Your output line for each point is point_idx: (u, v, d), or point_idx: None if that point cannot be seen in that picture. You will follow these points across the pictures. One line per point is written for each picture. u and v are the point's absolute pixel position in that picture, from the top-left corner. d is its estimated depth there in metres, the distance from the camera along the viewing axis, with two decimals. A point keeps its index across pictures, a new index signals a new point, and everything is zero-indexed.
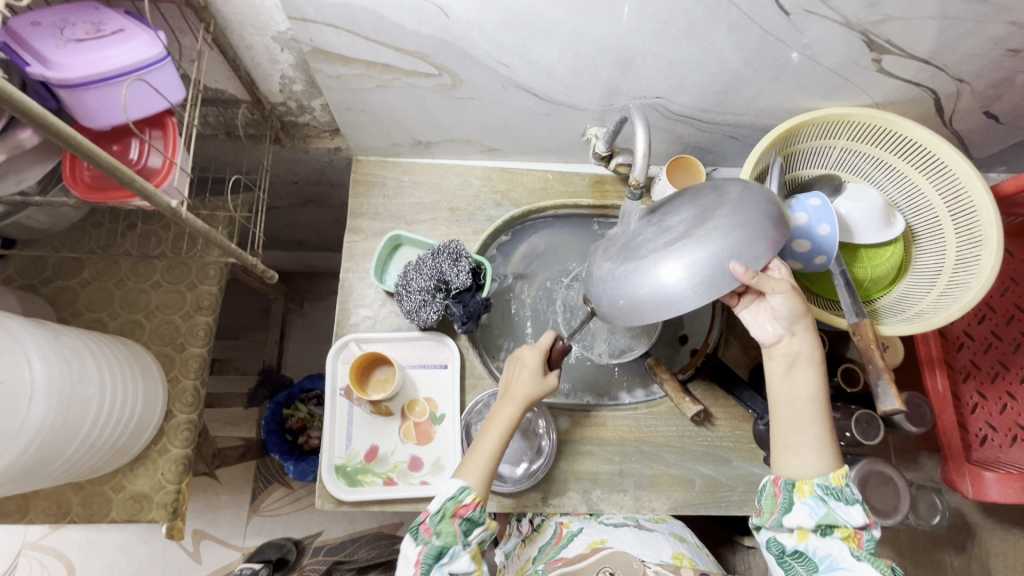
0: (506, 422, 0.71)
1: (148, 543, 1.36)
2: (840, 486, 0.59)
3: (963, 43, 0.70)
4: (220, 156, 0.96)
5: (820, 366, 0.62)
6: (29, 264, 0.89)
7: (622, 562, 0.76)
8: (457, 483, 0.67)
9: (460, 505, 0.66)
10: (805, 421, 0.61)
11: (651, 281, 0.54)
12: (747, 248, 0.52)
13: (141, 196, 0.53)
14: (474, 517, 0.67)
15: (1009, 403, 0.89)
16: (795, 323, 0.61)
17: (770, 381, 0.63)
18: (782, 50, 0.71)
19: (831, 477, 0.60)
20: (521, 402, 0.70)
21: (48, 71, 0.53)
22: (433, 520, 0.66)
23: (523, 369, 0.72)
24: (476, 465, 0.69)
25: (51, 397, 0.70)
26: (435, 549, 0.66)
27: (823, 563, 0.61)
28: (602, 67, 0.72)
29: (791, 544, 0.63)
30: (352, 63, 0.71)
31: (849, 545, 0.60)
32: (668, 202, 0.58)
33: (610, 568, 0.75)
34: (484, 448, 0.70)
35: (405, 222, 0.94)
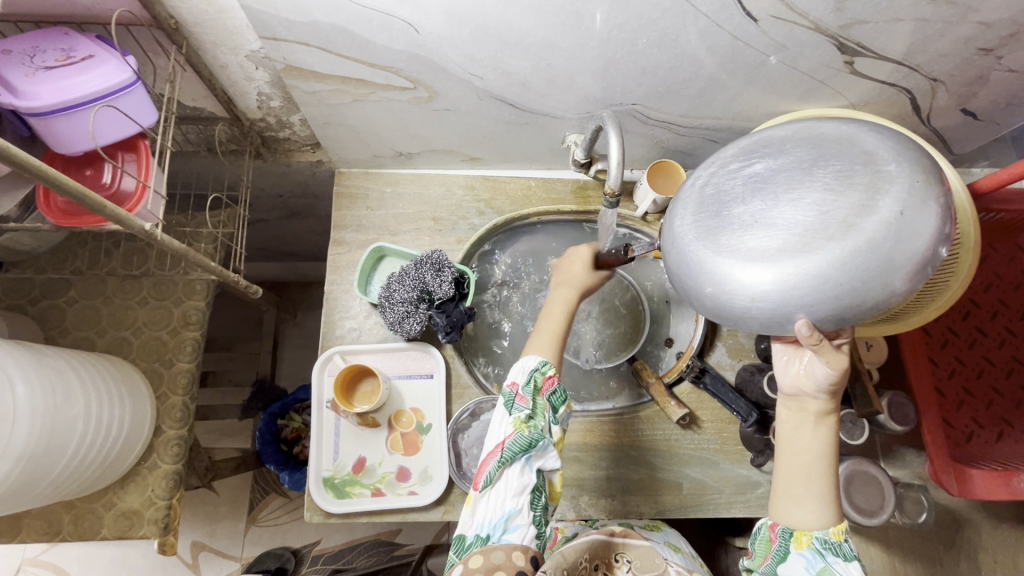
0: (565, 305, 0.73)
1: (147, 556, 1.37)
2: (839, 541, 0.59)
3: (934, 44, 0.70)
4: (204, 172, 0.97)
5: (834, 425, 0.62)
6: (16, 285, 0.90)
7: (643, 554, 0.73)
8: (535, 358, 0.68)
9: (544, 378, 0.67)
10: (812, 475, 0.61)
11: (779, 281, 0.49)
12: (901, 257, 0.47)
13: (114, 219, 0.54)
14: (558, 395, 0.67)
15: (995, 399, 0.89)
16: (825, 390, 0.61)
17: (780, 429, 0.65)
18: (754, 55, 0.71)
19: (830, 531, 0.60)
20: (577, 288, 0.73)
21: (17, 101, 0.54)
22: (525, 390, 0.66)
23: (576, 261, 0.75)
24: (545, 342, 0.70)
25: (35, 418, 0.71)
26: (526, 439, 0.63)
27: None
28: (575, 76, 0.73)
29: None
30: (327, 79, 0.71)
31: None
32: (802, 171, 0.48)
33: (629, 556, 0.73)
34: (549, 326, 0.71)
35: (389, 233, 0.95)
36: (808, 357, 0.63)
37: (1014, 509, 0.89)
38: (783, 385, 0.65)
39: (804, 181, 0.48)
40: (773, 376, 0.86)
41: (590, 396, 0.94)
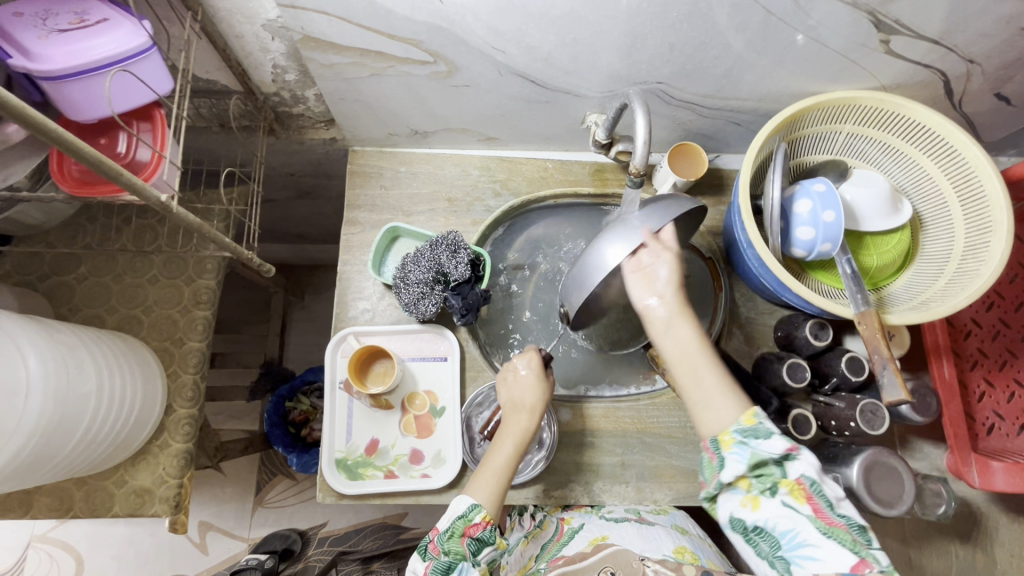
0: (519, 432, 0.70)
1: (155, 535, 1.37)
2: (752, 426, 0.59)
3: (974, 23, 0.67)
4: (216, 148, 0.95)
5: (692, 318, 0.65)
6: (26, 260, 0.89)
7: (622, 562, 0.69)
8: (467, 501, 0.65)
9: (470, 524, 0.64)
10: (701, 372, 0.63)
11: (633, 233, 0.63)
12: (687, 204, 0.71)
13: (129, 188, 0.52)
14: (485, 537, 0.63)
15: (1017, 391, 0.87)
16: (671, 285, 0.63)
17: (656, 342, 0.65)
18: (786, 32, 0.69)
19: (743, 420, 0.60)
20: (532, 411, 0.71)
21: (30, 64, 0.52)
22: (441, 537, 0.64)
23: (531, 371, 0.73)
24: (487, 483, 0.67)
25: (48, 393, 0.70)
26: (444, 564, 0.63)
27: (786, 537, 0.57)
28: (600, 52, 0.70)
29: (750, 520, 0.59)
30: (345, 51, 0.69)
31: (796, 498, 0.57)
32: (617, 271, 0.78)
33: (611, 569, 0.69)
34: (493, 465, 0.68)
35: (403, 213, 0.93)
36: (642, 267, 0.63)
37: None
38: (635, 304, 0.65)
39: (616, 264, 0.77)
40: (795, 363, 0.81)
41: (605, 381, 0.92)
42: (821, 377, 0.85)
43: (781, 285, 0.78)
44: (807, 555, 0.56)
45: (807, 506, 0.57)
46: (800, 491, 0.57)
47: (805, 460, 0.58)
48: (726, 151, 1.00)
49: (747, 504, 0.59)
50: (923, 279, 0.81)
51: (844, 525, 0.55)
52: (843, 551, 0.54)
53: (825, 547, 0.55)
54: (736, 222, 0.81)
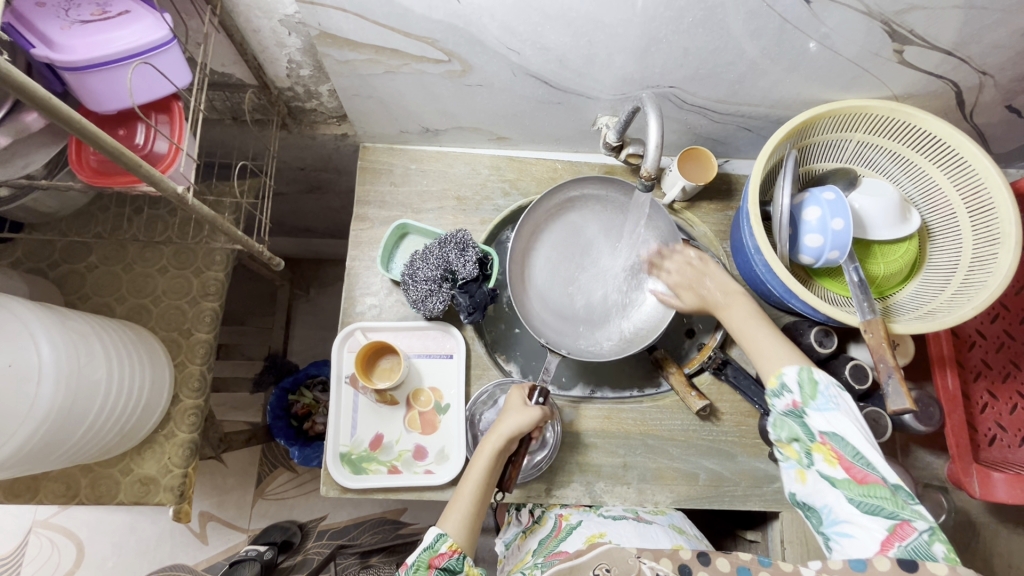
0: (487, 459, 0.71)
1: (156, 523, 1.38)
2: (773, 386, 0.64)
3: (988, 35, 0.68)
4: (228, 141, 0.95)
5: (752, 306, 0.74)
6: (36, 247, 0.89)
7: (619, 559, 0.57)
8: (435, 531, 0.66)
9: (436, 555, 0.64)
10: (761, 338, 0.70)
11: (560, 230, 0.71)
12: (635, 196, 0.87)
13: (146, 179, 0.53)
14: (451, 567, 0.64)
15: (1020, 403, 0.87)
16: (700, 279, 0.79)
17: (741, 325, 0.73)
18: (800, 40, 0.69)
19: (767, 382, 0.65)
20: (502, 435, 0.72)
21: (53, 54, 0.53)
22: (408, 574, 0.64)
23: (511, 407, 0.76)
24: (454, 514, 0.68)
25: (60, 379, 0.71)
26: None
27: (825, 511, 0.58)
28: (614, 55, 0.71)
29: (802, 493, 0.60)
30: (360, 48, 0.69)
31: (827, 463, 0.58)
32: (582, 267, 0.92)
33: (607, 565, 0.56)
34: (464, 495, 0.69)
35: (413, 210, 0.93)
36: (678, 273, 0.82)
37: None
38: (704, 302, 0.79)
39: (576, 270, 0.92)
40: None
41: (609, 383, 0.94)
42: None
43: (788, 291, 0.78)
44: (844, 532, 0.56)
45: (840, 470, 0.57)
46: (829, 454, 0.58)
47: (820, 416, 0.59)
48: (735, 156, 1.00)
49: (797, 478, 0.61)
50: (929, 289, 0.81)
51: (879, 484, 0.55)
52: (878, 520, 0.54)
53: (857, 521, 0.55)
54: (744, 228, 0.82)
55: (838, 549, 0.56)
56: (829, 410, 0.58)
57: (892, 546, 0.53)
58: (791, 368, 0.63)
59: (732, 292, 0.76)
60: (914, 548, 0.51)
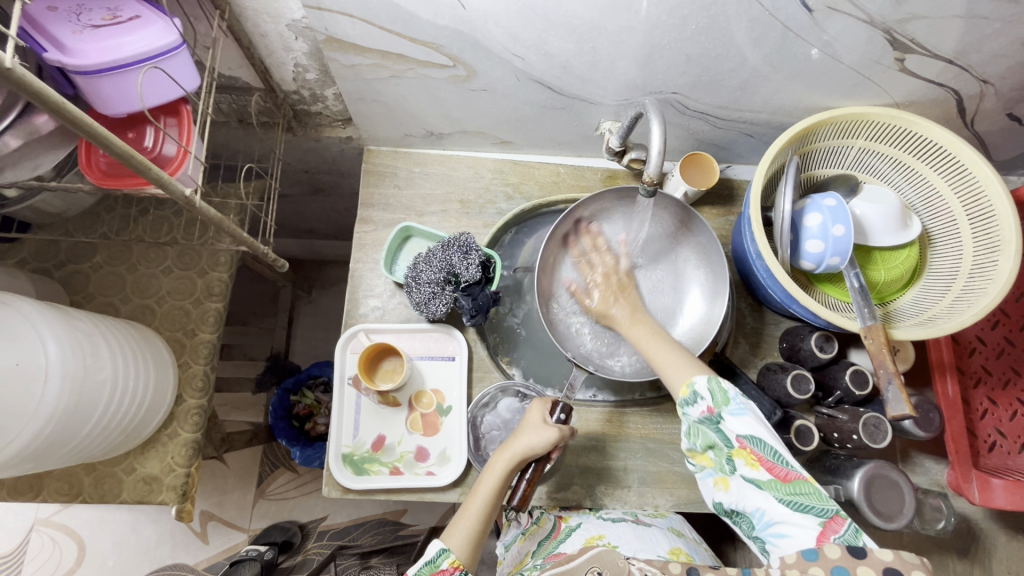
0: (496, 476, 0.71)
1: (157, 523, 1.39)
2: (684, 396, 0.67)
3: (989, 44, 0.68)
4: (234, 143, 0.96)
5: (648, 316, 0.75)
6: (42, 247, 0.90)
7: (609, 561, 0.62)
8: (438, 545, 0.66)
9: (436, 571, 0.64)
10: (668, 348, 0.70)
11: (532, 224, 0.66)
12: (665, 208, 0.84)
13: (156, 183, 0.54)
14: None
15: (1021, 410, 0.87)
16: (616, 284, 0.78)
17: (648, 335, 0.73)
18: (802, 48, 0.69)
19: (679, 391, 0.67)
20: (515, 453, 0.71)
21: (64, 58, 0.53)
22: None
23: (528, 422, 0.75)
24: (458, 531, 0.67)
25: (66, 379, 0.71)
26: None
27: (756, 516, 0.61)
28: (618, 61, 0.71)
29: (728, 501, 0.64)
30: (366, 53, 0.70)
31: (749, 468, 0.61)
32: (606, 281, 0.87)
33: (598, 569, 0.62)
34: (470, 511, 0.68)
35: (416, 213, 0.94)
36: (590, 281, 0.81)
37: None
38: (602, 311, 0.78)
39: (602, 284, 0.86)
40: (800, 375, 0.82)
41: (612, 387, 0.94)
42: (825, 390, 0.86)
43: (789, 296, 0.78)
44: (778, 533, 0.59)
45: (764, 471, 0.60)
46: (749, 458, 0.61)
47: (734, 420, 0.62)
48: (737, 162, 1.01)
49: (720, 485, 0.64)
50: (930, 295, 0.81)
51: (801, 479, 0.58)
52: (809, 517, 0.57)
53: (789, 520, 0.58)
54: (746, 233, 0.82)
55: (777, 551, 0.59)
56: (741, 415, 0.62)
57: (825, 539, 0.55)
58: (700, 377, 0.66)
59: (637, 310, 0.75)
60: (846, 539, 0.54)
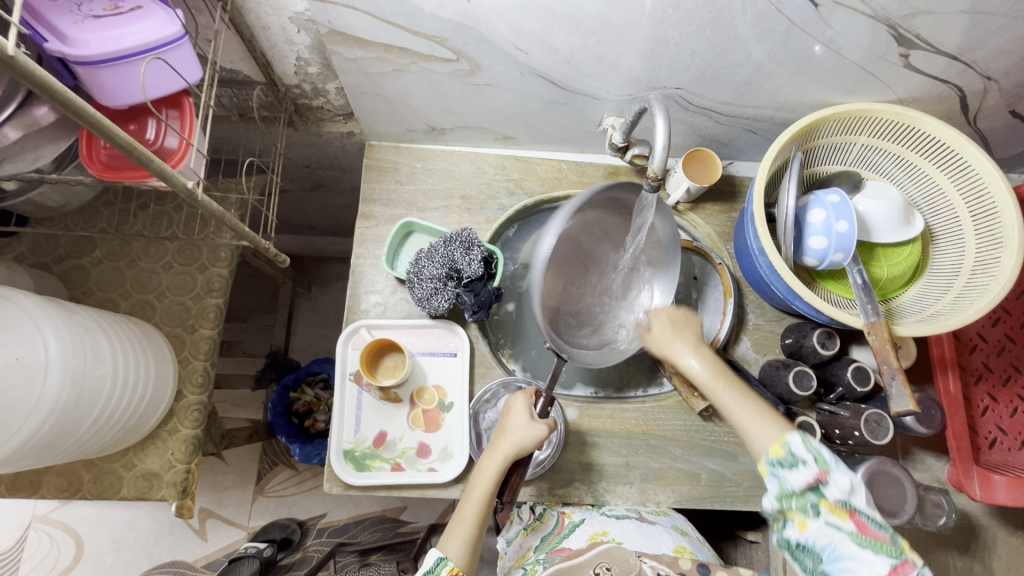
0: (491, 476, 0.70)
1: (155, 521, 1.38)
2: (779, 456, 0.61)
3: (993, 40, 0.68)
4: (234, 138, 0.95)
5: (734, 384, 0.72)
6: (41, 242, 0.89)
7: (619, 557, 0.74)
8: (435, 555, 0.65)
9: None
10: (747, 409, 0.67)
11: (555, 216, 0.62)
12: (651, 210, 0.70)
13: (158, 175, 0.53)
14: None
15: (1021, 407, 0.87)
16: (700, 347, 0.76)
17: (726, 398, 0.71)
18: (807, 43, 0.69)
19: (772, 450, 0.62)
20: (507, 454, 0.70)
21: (66, 48, 0.53)
22: None
23: (513, 414, 0.74)
24: (456, 538, 0.67)
25: (67, 373, 0.71)
26: None
27: (825, 553, 0.56)
28: (622, 56, 0.71)
29: (797, 538, 0.58)
30: (369, 46, 0.70)
31: (838, 520, 0.56)
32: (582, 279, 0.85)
33: (607, 564, 0.73)
34: (466, 518, 0.68)
35: (418, 209, 0.94)
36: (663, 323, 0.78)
37: None
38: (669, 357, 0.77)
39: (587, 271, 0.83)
40: (801, 371, 0.82)
41: (615, 384, 0.94)
42: (827, 386, 0.86)
43: (792, 293, 0.78)
44: (847, 569, 0.55)
45: (850, 523, 0.56)
46: (840, 509, 0.56)
47: (840, 479, 0.56)
48: (739, 158, 1.01)
49: (794, 525, 0.59)
50: (932, 292, 0.81)
51: (886, 536, 0.55)
52: (885, 563, 0.54)
53: (862, 561, 0.55)
54: (749, 229, 0.82)
55: None
56: (846, 475, 0.57)
57: None
58: (797, 437, 0.60)
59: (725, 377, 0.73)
60: None
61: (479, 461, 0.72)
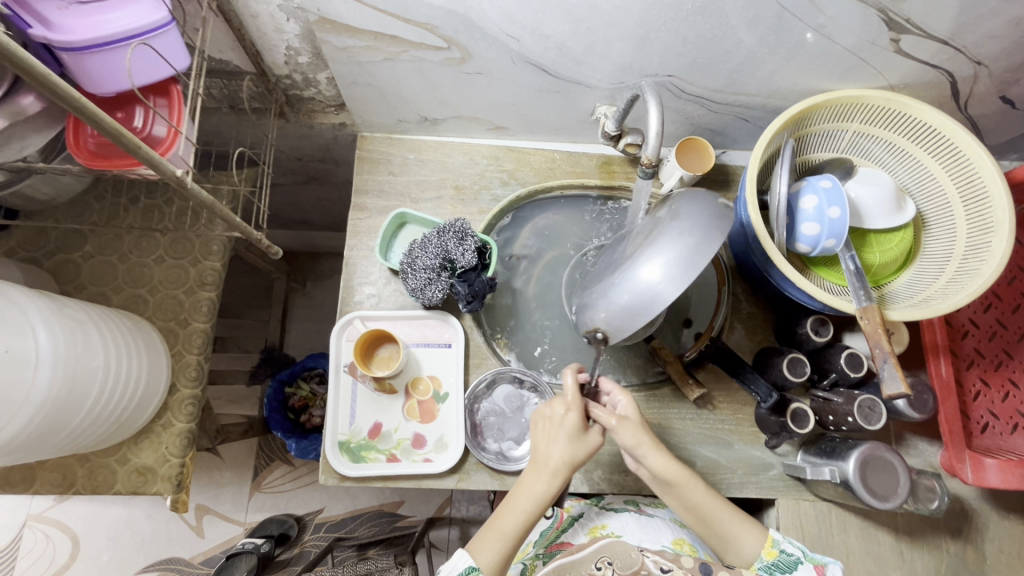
0: (539, 493, 0.68)
1: (152, 517, 1.38)
2: (775, 559, 0.71)
3: (983, 24, 0.68)
4: (225, 130, 0.95)
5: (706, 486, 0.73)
6: (32, 237, 0.89)
7: (620, 552, 0.74)
8: (468, 562, 0.65)
9: None
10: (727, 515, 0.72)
11: (651, 242, 0.60)
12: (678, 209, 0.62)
13: (146, 162, 0.53)
14: None
15: (1012, 392, 0.88)
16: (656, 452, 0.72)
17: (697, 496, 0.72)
18: (798, 29, 0.69)
19: (765, 554, 0.71)
20: (562, 472, 0.68)
21: (50, 34, 0.54)
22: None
23: (559, 429, 0.69)
24: (491, 548, 0.67)
25: (57, 366, 0.70)
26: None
27: None
28: (614, 44, 0.71)
29: None
30: (360, 34, 0.69)
31: None
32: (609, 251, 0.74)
33: (609, 557, 0.73)
34: (504, 530, 0.67)
35: (411, 200, 0.93)
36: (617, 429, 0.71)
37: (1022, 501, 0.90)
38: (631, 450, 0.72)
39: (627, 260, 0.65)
40: (795, 358, 0.83)
41: (610, 372, 0.93)
42: (820, 373, 0.86)
43: (786, 280, 0.79)
44: None
45: None
46: None
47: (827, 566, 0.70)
48: (732, 147, 1.01)
49: None
50: (924, 277, 0.81)
51: None
52: None
53: None
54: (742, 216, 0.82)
55: None
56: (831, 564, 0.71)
57: None
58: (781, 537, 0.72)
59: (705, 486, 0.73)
60: None
61: (524, 471, 0.70)
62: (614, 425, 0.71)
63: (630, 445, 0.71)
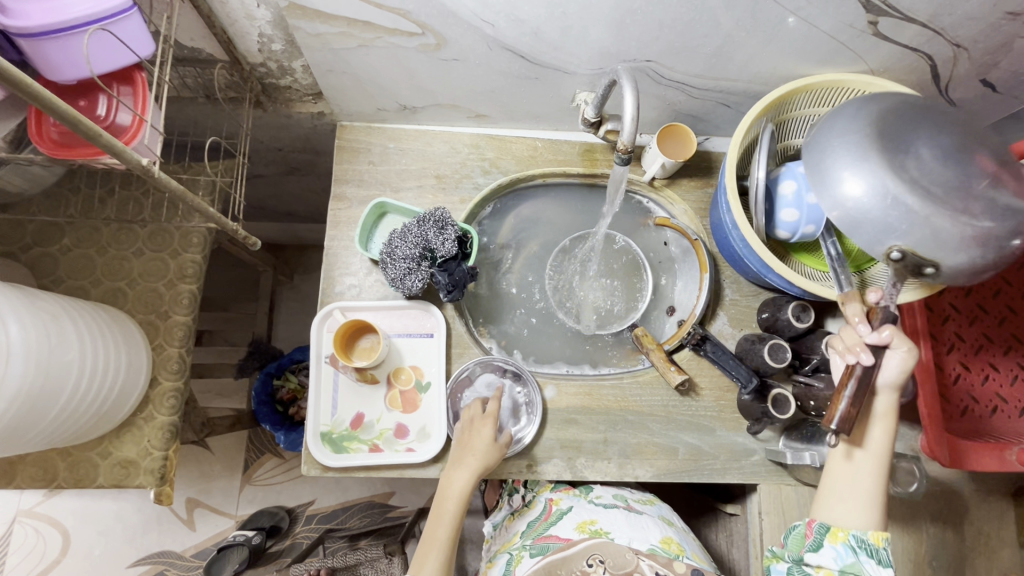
0: (459, 492, 0.75)
1: (141, 511, 1.38)
2: (878, 544, 0.63)
3: (961, 6, 0.68)
4: (201, 121, 0.94)
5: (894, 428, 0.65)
6: (8, 230, 0.88)
7: (613, 552, 0.76)
8: None
9: None
10: (865, 475, 0.65)
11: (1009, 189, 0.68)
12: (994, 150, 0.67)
13: (109, 151, 0.51)
14: None
15: (992, 375, 0.89)
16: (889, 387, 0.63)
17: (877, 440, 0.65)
18: (775, 12, 0.69)
19: (869, 534, 0.64)
20: (476, 469, 0.76)
21: (6, 19, 0.54)
22: None
23: (478, 432, 0.80)
24: (430, 557, 0.71)
25: (29, 358, 0.70)
26: None
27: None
28: (591, 28, 0.70)
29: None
30: (332, 20, 0.68)
31: None
32: (905, 133, 0.66)
33: (601, 556, 0.76)
34: (439, 538, 0.72)
35: (392, 189, 0.93)
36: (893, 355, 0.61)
37: (1002, 483, 0.91)
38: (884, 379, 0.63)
39: (948, 185, 0.64)
40: (776, 344, 0.83)
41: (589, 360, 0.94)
42: (801, 359, 0.87)
43: (765, 265, 0.79)
44: None
45: None
46: None
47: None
48: (716, 134, 1.00)
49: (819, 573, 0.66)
50: None
51: None
52: None
53: None
54: (722, 202, 0.82)
55: None
56: None
57: None
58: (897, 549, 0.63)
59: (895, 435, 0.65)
60: None
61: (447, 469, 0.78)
62: (894, 348, 0.61)
63: (891, 381, 0.63)
